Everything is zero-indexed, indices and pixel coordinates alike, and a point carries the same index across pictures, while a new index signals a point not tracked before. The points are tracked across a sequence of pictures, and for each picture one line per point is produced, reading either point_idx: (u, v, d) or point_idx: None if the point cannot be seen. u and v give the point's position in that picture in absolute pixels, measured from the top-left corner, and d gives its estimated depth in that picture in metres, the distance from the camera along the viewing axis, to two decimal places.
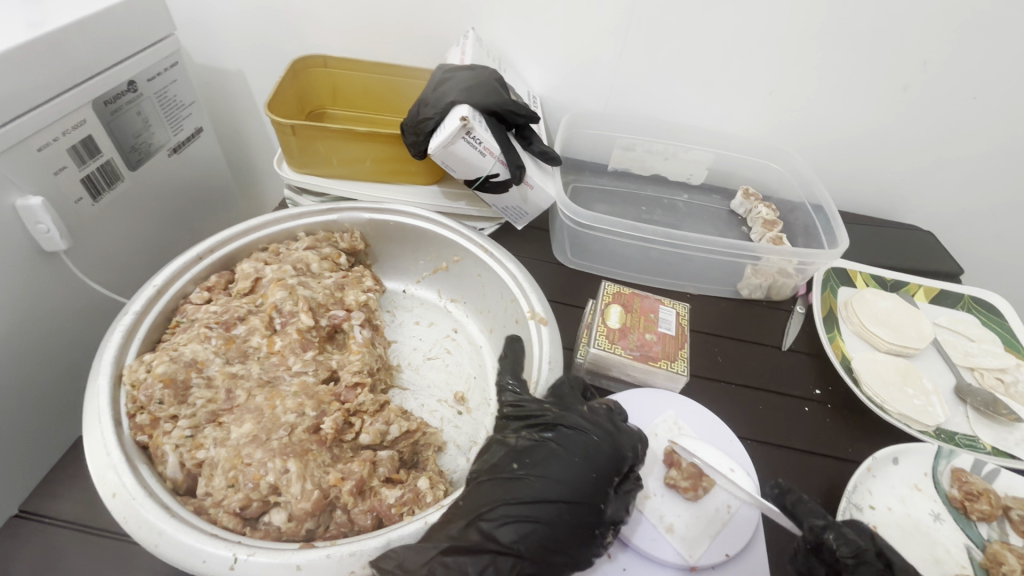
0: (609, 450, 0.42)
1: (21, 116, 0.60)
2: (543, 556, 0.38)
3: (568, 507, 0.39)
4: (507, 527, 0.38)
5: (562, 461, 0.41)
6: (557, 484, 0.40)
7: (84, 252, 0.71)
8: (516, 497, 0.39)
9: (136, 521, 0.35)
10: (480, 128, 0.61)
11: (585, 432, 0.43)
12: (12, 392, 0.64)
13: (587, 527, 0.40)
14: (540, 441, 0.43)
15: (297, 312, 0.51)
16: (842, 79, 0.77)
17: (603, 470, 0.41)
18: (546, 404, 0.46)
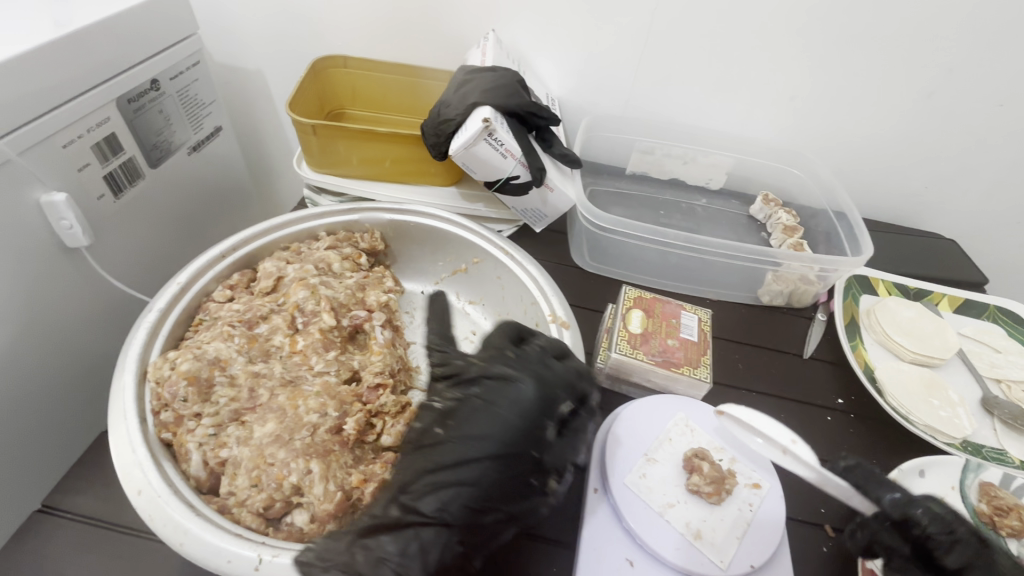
0: (533, 391, 0.42)
1: (47, 113, 0.60)
2: (472, 517, 0.38)
3: (493, 464, 0.39)
4: (429, 497, 0.38)
5: (485, 416, 0.41)
6: (479, 442, 0.40)
7: (105, 249, 0.72)
8: (439, 463, 0.39)
9: (161, 519, 0.36)
10: (501, 130, 0.61)
11: (508, 380, 0.43)
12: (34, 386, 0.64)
13: (520, 477, 0.40)
14: (463, 398, 0.43)
15: (319, 311, 0.51)
16: (866, 85, 0.77)
17: (528, 417, 0.41)
18: (472, 360, 0.47)
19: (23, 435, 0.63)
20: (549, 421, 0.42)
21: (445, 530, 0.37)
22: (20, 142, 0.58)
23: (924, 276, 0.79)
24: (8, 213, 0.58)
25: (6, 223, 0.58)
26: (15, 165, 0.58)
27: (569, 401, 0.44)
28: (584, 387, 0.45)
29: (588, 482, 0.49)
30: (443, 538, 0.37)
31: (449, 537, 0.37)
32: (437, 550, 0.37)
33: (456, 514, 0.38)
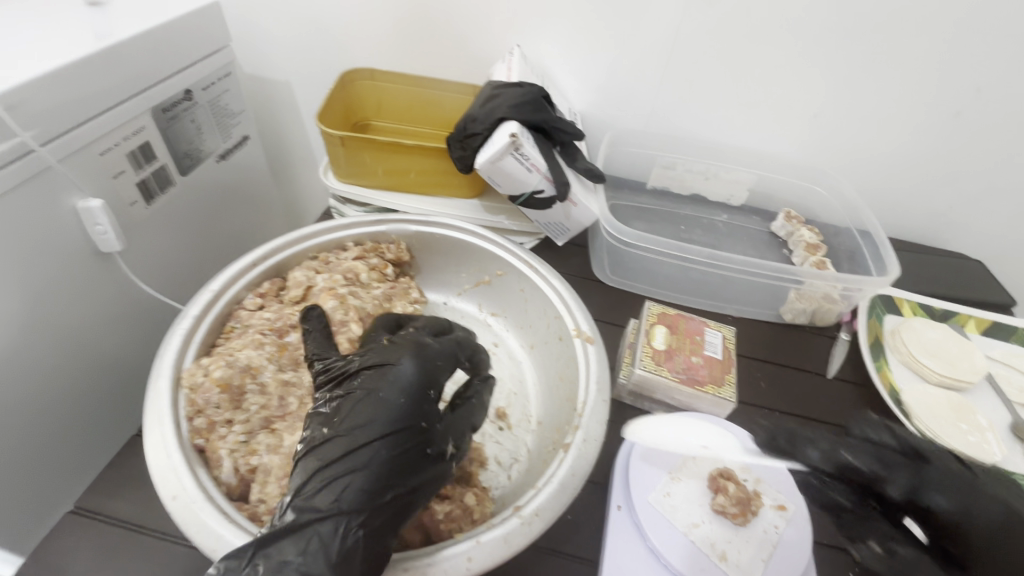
0: (415, 369, 0.42)
1: (87, 121, 0.63)
2: (370, 499, 0.37)
3: (382, 444, 0.39)
4: (322, 492, 0.37)
5: (369, 405, 0.40)
6: (364, 429, 0.39)
7: (135, 254, 0.73)
8: (327, 456, 0.38)
9: (196, 524, 0.36)
10: (528, 145, 0.62)
11: (385, 365, 0.43)
12: (64, 387, 0.65)
13: (415, 450, 0.40)
14: (343, 394, 0.42)
15: (348, 321, 0.52)
16: (890, 105, 0.77)
17: (410, 395, 0.41)
18: (351, 357, 0.45)
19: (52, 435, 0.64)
20: (434, 394, 0.43)
21: (345, 517, 0.36)
22: (60, 149, 0.60)
23: (950, 297, 0.78)
24: (46, 218, 0.60)
25: (44, 228, 0.60)
26: (55, 171, 0.60)
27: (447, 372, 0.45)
28: (469, 355, 0.49)
29: (611, 498, 0.49)
30: (343, 526, 0.36)
31: (349, 525, 0.36)
32: (339, 540, 0.35)
33: (354, 499, 0.37)
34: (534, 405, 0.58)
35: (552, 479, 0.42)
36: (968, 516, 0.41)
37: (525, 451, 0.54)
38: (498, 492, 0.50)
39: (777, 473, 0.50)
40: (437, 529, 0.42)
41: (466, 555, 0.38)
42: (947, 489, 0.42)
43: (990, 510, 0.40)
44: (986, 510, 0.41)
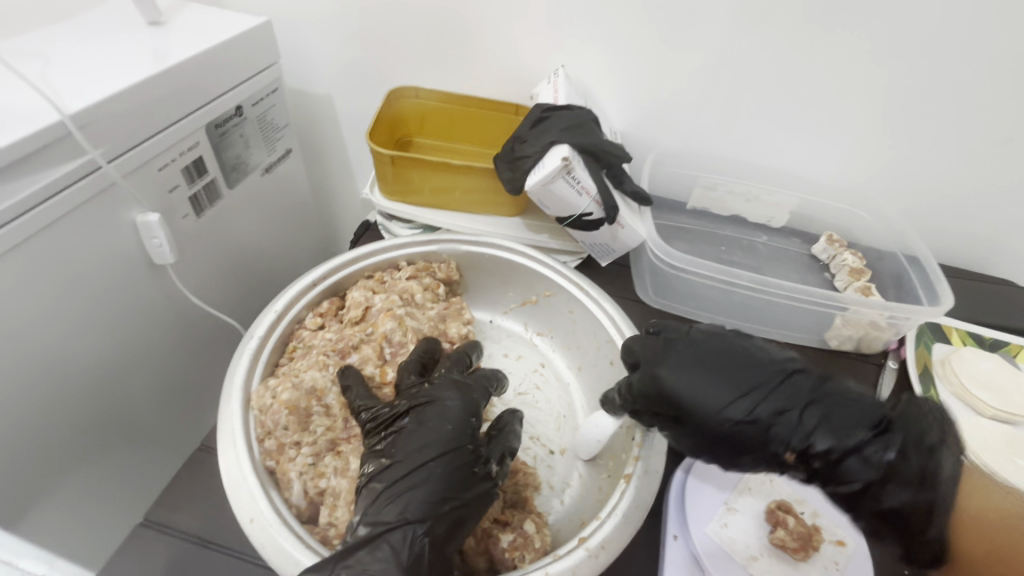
0: (458, 399, 0.43)
1: (147, 139, 0.64)
2: (433, 508, 0.38)
3: (439, 460, 0.39)
4: (388, 508, 0.37)
5: (420, 433, 0.41)
6: (420, 452, 0.40)
7: (185, 266, 0.75)
8: (387, 478, 0.39)
9: (273, 547, 0.37)
10: (580, 169, 0.62)
11: (432, 400, 0.43)
12: (115, 397, 0.67)
13: (469, 469, 0.40)
14: (395, 429, 0.42)
15: (407, 342, 0.53)
16: (939, 131, 0.76)
17: (459, 421, 0.42)
18: (396, 402, 0.45)
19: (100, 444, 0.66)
20: (477, 420, 0.44)
21: (410, 527, 0.37)
22: (124, 166, 0.62)
23: (1000, 327, 0.77)
24: (108, 232, 0.62)
25: (106, 242, 0.62)
26: (119, 186, 0.62)
27: (485, 401, 0.46)
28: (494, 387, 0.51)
29: (666, 527, 0.48)
30: (411, 534, 0.36)
31: (416, 533, 0.37)
32: (407, 547, 0.36)
33: (418, 510, 0.37)
34: (584, 429, 0.58)
35: (615, 511, 0.42)
36: (667, 382, 0.44)
37: (577, 476, 0.54)
38: (553, 518, 0.50)
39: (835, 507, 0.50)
40: (501, 556, 0.41)
41: None
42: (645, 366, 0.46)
43: (669, 371, 0.44)
44: (674, 371, 0.44)
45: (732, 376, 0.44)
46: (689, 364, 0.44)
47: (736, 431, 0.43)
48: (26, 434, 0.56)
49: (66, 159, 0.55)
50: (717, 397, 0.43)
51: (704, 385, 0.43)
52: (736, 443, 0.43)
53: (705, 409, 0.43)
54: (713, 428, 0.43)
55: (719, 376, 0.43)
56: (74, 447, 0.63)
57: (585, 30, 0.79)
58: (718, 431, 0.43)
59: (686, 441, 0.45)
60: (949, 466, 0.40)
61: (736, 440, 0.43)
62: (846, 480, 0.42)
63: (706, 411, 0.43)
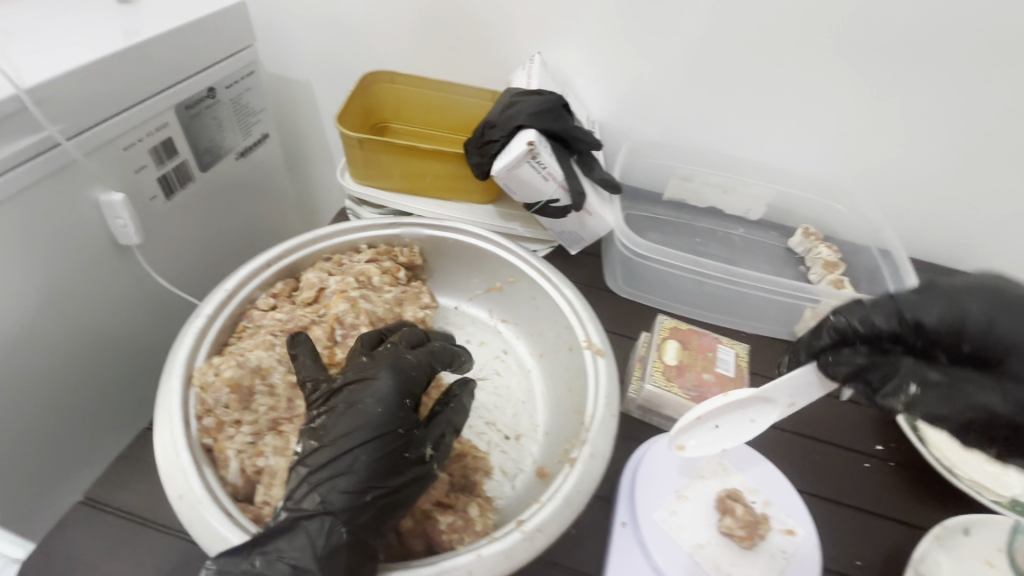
0: (390, 380, 0.41)
1: (110, 118, 0.63)
2: (354, 499, 0.37)
3: (364, 449, 0.38)
4: (309, 495, 0.36)
5: (348, 417, 0.39)
6: (343, 438, 0.38)
7: (152, 248, 0.74)
8: (312, 463, 0.38)
9: (201, 524, 0.36)
10: (545, 153, 0.62)
11: (364, 380, 0.42)
12: (64, 378, 0.65)
13: (397, 457, 0.39)
14: (328, 409, 0.41)
15: (358, 324, 0.52)
16: (917, 124, 0.75)
17: (389, 405, 0.40)
18: (333, 380, 0.43)
19: (52, 425, 0.65)
20: (411, 402, 0.42)
21: (328, 516, 0.36)
22: (86, 144, 0.61)
23: None
24: (68, 208, 0.62)
25: (66, 218, 0.61)
26: (79, 165, 0.61)
27: (424, 382, 0.44)
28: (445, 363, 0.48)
29: (615, 514, 0.48)
30: (328, 524, 0.36)
31: (334, 523, 0.36)
32: (324, 537, 0.35)
33: (338, 500, 0.36)
34: (541, 415, 0.58)
35: (556, 495, 0.42)
36: (978, 316, 0.34)
37: (530, 462, 0.53)
38: (502, 503, 0.50)
39: (788, 496, 0.49)
40: (438, 539, 0.41)
41: (465, 569, 0.37)
42: (939, 300, 0.36)
43: (976, 304, 0.34)
44: (985, 310, 0.34)
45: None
46: (1016, 307, 0.34)
47: None
48: None
49: (24, 133, 0.55)
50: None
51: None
52: None
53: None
54: None
55: None
56: (31, 425, 0.62)
57: (562, 15, 0.78)
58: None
59: (991, 397, 0.33)
60: None
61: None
62: None
63: None
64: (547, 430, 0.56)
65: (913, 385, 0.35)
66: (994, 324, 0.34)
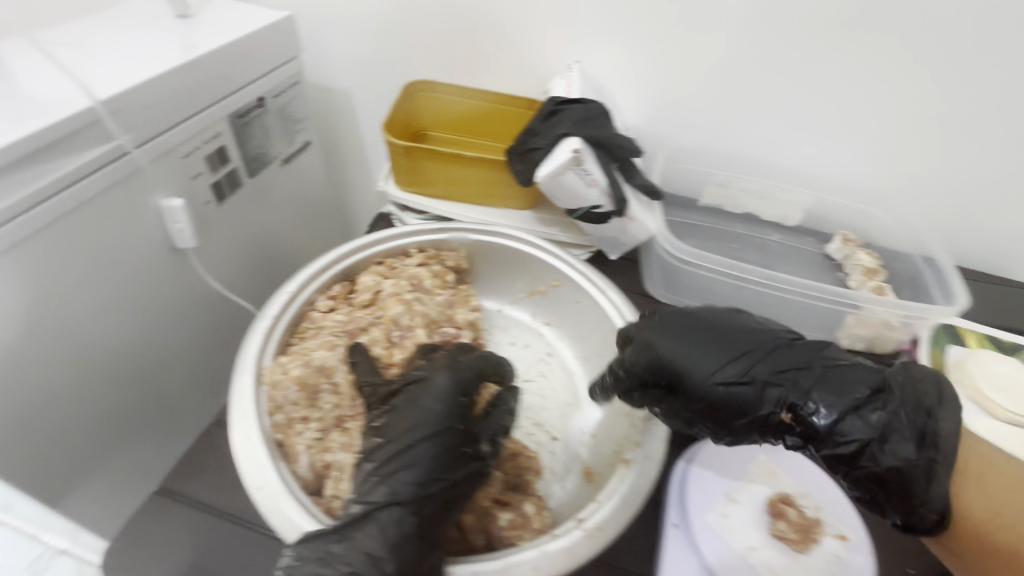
0: (448, 378, 0.42)
1: (173, 127, 0.66)
2: (421, 490, 0.38)
3: (428, 442, 0.39)
4: (378, 487, 0.38)
5: (411, 413, 0.41)
6: (406, 432, 0.40)
7: (206, 250, 0.77)
8: (380, 457, 0.39)
9: (279, 515, 0.38)
10: (589, 161, 0.63)
11: (425, 379, 0.43)
12: (119, 376, 0.67)
13: (458, 450, 0.40)
14: (390, 407, 0.42)
15: (414, 326, 0.54)
16: (963, 132, 0.74)
17: (448, 400, 0.41)
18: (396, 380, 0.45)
19: (109, 421, 0.67)
20: (469, 400, 0.43)
21: (399, 507, 0.37)
22: (152, 151, 0.64)
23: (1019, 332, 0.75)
24: (131, 213, 0.64)
25: (128, 223, 0.64)
26: (145, 172, 0.64)
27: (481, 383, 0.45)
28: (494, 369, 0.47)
29: (666, 515, 0.49)
30: (399, 514, 0.37)
31: (404, 514, 0.37)
32: (395, 526, 0.37)
33: (406, 492, 0.38)
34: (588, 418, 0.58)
35: (615, 494, 0.43)
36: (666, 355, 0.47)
37: (579, 464, 0.54)
38: (555, 503, 0.51)
39: (840, 502, 0.49)
40: (499, 535, 0.42)
41: (531, 564, 0.38)
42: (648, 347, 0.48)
43: (667, 345, 0.47)
44: (676, 352, 0.47)
45: (766, 357, 0.46)
46: (681, 339, 0.47)
47: (736, 394, 0.45)
48: (47, 406, 0.58)
49: (98, 143, 0.58)
50: (713, 367, 0.45)
51: (711, 360, 0.46)
52: (738, 407, 0.45)
53: (706, 384, 0.45)
54: (709, 396, 0.45)
55: (707, 343, 0.47)
56: (92, 421, 0.65)
57: (601, 25, 0.79)
58: (712, 399, 0.45)
59: (686, 415, 0.47)
60: (943, 426, 0.44)
61: (736, 409, 0.45)
62: (844, 442, 0.43)
63: (703, 379, 0.45)
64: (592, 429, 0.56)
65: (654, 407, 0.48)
66: (676, 357, 0.47)
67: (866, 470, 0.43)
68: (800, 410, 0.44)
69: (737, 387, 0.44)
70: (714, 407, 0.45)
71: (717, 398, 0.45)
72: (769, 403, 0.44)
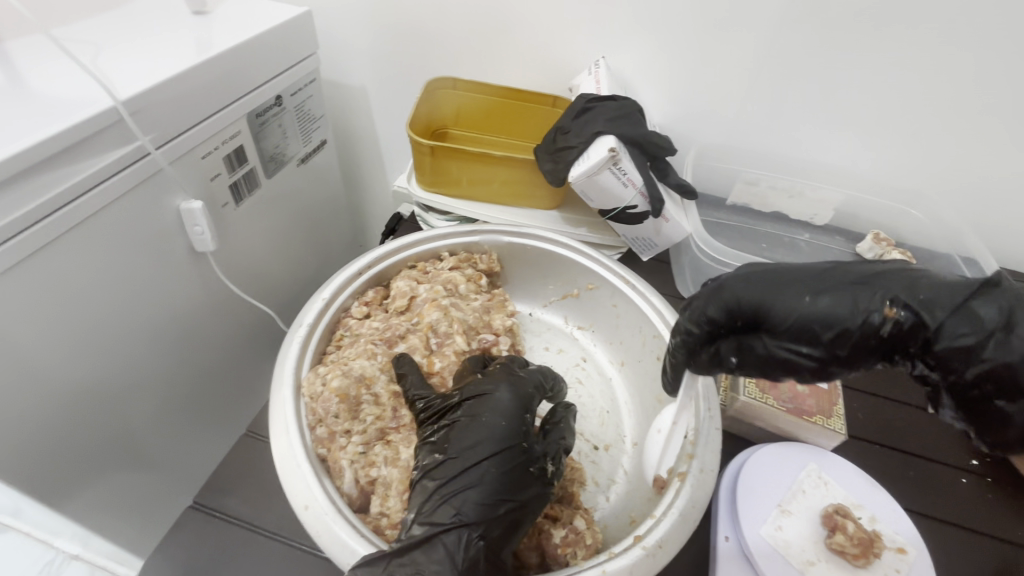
0: (509, 395, 0.42)
1: (192, 127, 0.64)
2: (488, 511, 0.36)
3: (494, 461, 0.38)
4: (443, 507, 0.36)
5: (473, 429, 0.40)
6: (473, 448, 0.39)
7: (224, 253, 0.75)
8: (441, 475, 0.38)
9: (328, 536, 0.37)
10: (626, 160, 0.61)
11: (483, 394, 0.43)
12: (139, 383, 0.65)
13: (523, 469, 0.39)
14: (448, 422, 0.42)
15: (452, 333, 0.52)
16: (1004, 129, 0.72)
17: (511, 417, 0.41)
18: (449, 395, 0.44)
19: (129, 430, 0.65)
20: (529, 417, 0.42)
21: (465, 529, 0.36)
22: (172, 152, 0.62)
23: None
24: (153, 216, 0.62)
25: (151, 227, 0.62)
26: (165, 173, 0.62)
27: (538, 399, 0.45)
28: (551, 385, 0.49)
29: (717, 528, 0.47)
30: (466, 537, 0.35)
31: (470, 536, 0.36)
32: (463, 550, 0.35)
33: (473, 512, 0.36)
34: (627, 425, 0.57)
35: (672, 509, 0.42)
36: (736, 290, 0.40)
37: (622, 473, 0.52)
38: (600, 515, 0.49)
39: (894, 512, 0.48)
40: (553, 552, 0.41)
41: None
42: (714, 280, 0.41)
43: (735, 279, 0.40)
44: (746, 279, 0.40)
45: (844, 274, 0.38)
46: (746, 273, 0.41)
47: (826, 311, 0.36)
48: (66, 416, 0.56)
49: (118, 145, 0.56)
50: (790, 291, 0.38)
51: (788, 278, 0.39)
52: (831, 325, 0.36)
53: (793, 304, 0.37)
54: (795, 323, 0.37)
55: (778, 272, 0.40)
56: (111, 430, 0.62)
57: (628, 21, 0.77)
58: (800, 325, 0.37)
59: (778, 354, 0.38)
60: None
61: (828, 325, 0.36)
62: (956, 342, 0.35)
63: (785, 306, 0.37)
64: (676, 422, 0.46)
65: (737, 356, 0.41)
66: (748, 289, 0.39)
67: (985, 367, 0.33)
68: (897, 312, 0.36)
69: (823, 304, 0.37)
70: (804, 329, 0.37)
71: (804, 321, 0.37)
72: (865, 313, 0.36)
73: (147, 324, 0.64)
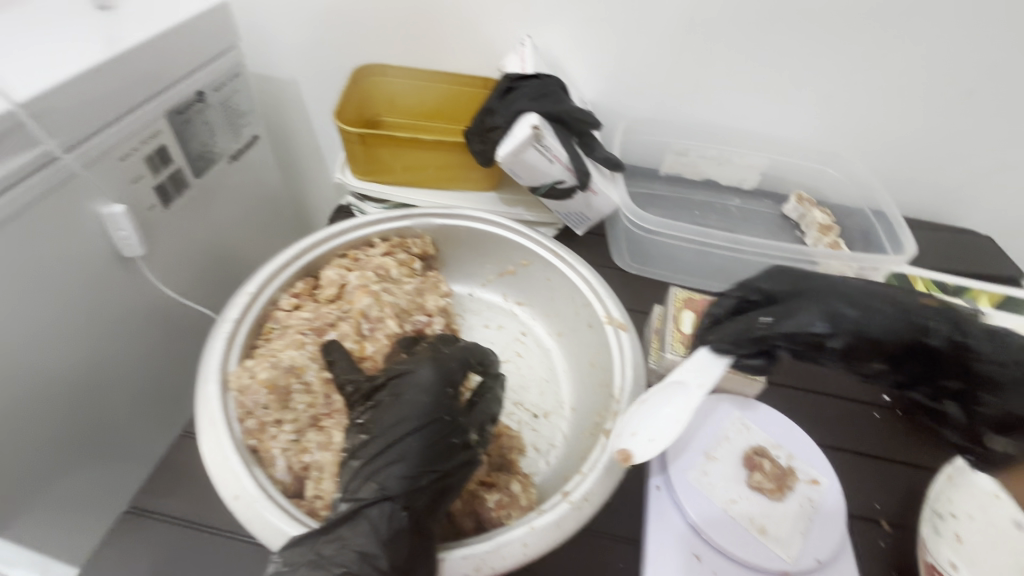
0: (432, 371, 0.43)
1: (106, 128, 0.62)
2: (411, 483, 0.38)
3: (416, 435, 0.39)
4: (368, 483, 0.38)
5: (396, 407, 0.41)
6: (396, 426, 0.40)
7: (154, 258, 0.73)
8: (365, 454, 0.39)
9: (259, 521, 0.38)
10: (549, 137, 0.63)
11: (406, 373, 0.44)
12: (69, 394, 0.63)
13: (444, 440, 0.40)
14: (374, 403, 0.43)
15: (384, 317, 0.53)
16: (906, 87, 0.76)
17: (433, 392, 0.42)
18: (375, 377, 0.45)
19: (64, 442, 0.63)
20: (453, 391, 0.43)
21: (388, 502, 0.37)
22: (85, 156, 0.60)
23: (956, 273, 0.82)
24: (71, 222, 0.60)
25: (70, 233, 0.60)
26: (81, 178, 0.60)
27: (461, 371, 0.45)
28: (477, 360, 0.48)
29: (650, 478, 0.50)
30: (389, 509, 0.37)
31: (393, 507, 0.37)
32: (387, 522, 0.36)
33: (396, 485, 0.37)
34: (566, 393, 0.60)
35: (598, 465, 0.45)
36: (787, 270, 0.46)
37: (561, 438, 0.55)
38: (539, 479, 0.51)
39: (809, 449, 0.52)
40: (488, 516, 0.43)
41: (521, 541, 0.39)
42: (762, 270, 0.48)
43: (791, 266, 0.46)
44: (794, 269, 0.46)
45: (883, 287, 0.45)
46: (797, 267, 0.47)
47: (868, 291, 0.42)
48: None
49: (23, 150, 0.53)
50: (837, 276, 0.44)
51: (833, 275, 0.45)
52: (873, 299, 0.42)
53: (834, 282, 0.43)
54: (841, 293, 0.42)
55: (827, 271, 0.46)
56: (44, 444, 0.60)
57: None
58: (844, 293, 0.42)
59: (821, 320, 0.41)
60: None
61: (870, 300, 0.42)
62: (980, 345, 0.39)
63: (836, 279, 0.43)
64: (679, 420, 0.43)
65: (771, 319, 0.42)
66: (802, 270, 0.45)
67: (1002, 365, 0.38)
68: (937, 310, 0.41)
69: (867, 287, 0.43)
70: (848, 299, 0.42)
71: (852, 295, 0.42)
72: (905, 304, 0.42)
73: (75, 334, 0.62)
